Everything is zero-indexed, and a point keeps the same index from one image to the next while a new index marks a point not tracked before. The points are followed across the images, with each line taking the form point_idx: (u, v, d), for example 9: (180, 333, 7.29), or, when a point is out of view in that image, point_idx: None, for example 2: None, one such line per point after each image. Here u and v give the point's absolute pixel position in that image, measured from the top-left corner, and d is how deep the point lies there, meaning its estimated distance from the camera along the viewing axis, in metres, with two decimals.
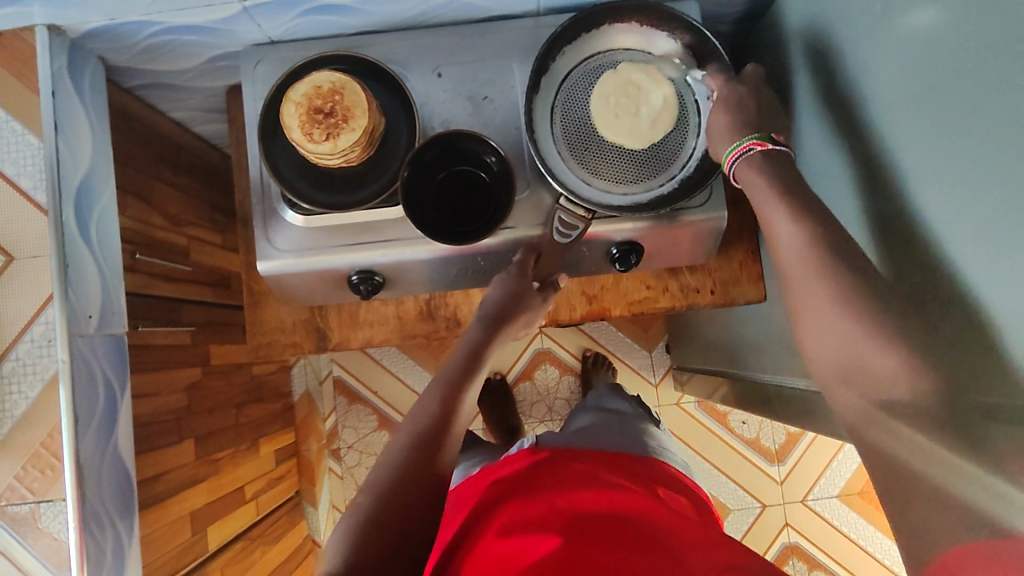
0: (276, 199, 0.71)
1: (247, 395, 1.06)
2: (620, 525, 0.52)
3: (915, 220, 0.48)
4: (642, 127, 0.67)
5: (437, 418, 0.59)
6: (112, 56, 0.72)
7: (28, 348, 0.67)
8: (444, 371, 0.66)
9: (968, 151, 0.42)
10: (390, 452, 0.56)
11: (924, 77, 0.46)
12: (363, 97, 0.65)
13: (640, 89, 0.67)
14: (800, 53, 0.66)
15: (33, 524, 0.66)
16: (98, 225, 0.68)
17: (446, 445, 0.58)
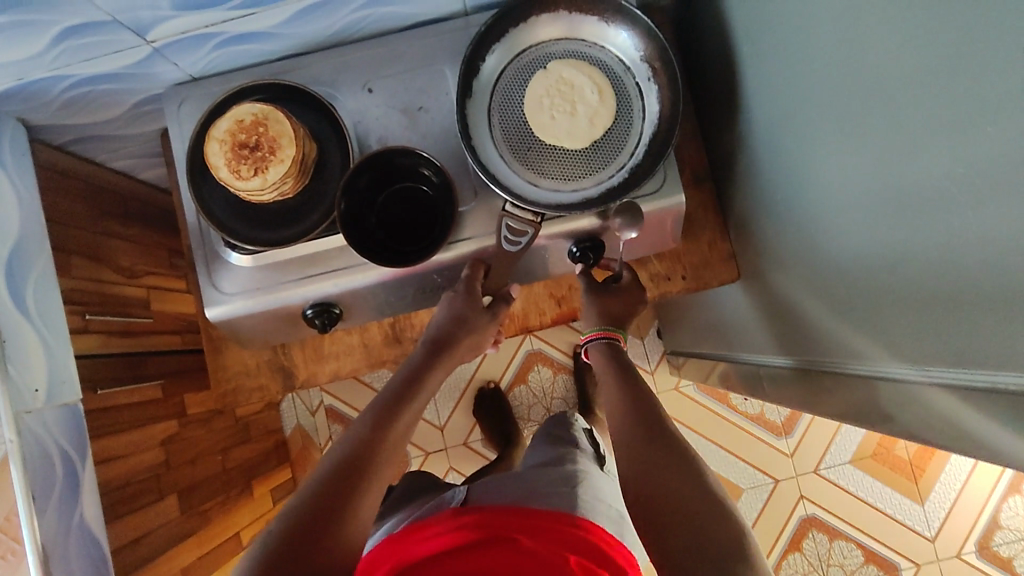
0: (217, 242, 0.68)
1: (233, 438, 1.04)
2: None
3: (895, 180, 0.44)
4: (582, 124, 0.65)
5: (366, 439, 0.57)
6: (30, 116, 0.69)
7: None
8: (375, 400, 0.63)
9: (938, 98, 0.38)
10: (312, 474, 0.54)
11: (876, 26, 0.42)
12: (288, 125, 0.62)
13: (574, 84, 0.65)
14: (740, 19, 0.63)
15: None
16: (35, 294, 0.66)
17: (374, 464, 0.56)
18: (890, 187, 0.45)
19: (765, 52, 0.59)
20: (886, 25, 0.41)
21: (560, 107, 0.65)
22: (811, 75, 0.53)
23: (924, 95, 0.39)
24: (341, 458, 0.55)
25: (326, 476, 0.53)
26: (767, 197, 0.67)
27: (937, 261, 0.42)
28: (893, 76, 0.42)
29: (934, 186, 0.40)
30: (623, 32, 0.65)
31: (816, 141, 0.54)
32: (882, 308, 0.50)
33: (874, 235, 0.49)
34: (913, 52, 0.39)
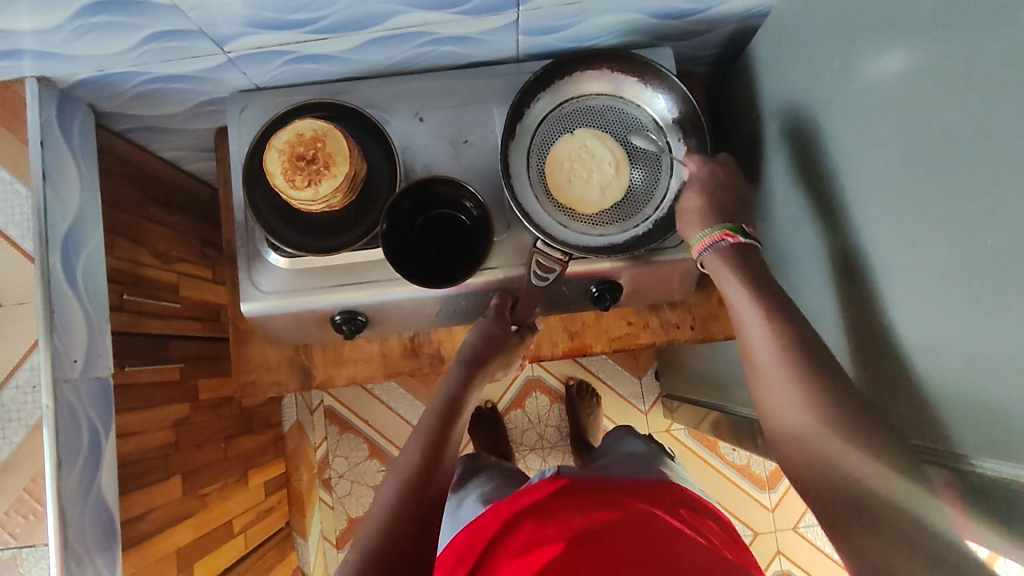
0: (260, 242, 0.72)
1: (237, 427, 1.07)
2: (633, 530, 0.59)
3: (917, 267, 0.49)
4: (592, 194, 0.69)
5: (426, 456, 0.61)
6: (101, 103, 0.73)
7: (14, 393, 0.67)
8: (426, 416, 0.66)
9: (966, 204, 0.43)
10: (384, 494, 0.57)
11: (916, 129, 0.47)
12: (344, 143, 0.66)
13: (592, 155, 0.70)
14: (775, 98, 0.68)
15: (14, 569, 0.66)
16: (85, 270, 0.69)
17: (438, 481, 0.59)
18: (910, 272, 0.50)
19: (797, 132, 0.64)
20: (921, 130, 0.46)
21: (582, 168, 0.70)
22: (839, 161, 0.58)
23: (954, 199, 0.44)
24: (413, 473, 0.59)
25: (404, 493, 0.57)
26: (785, 262, 0.71)
27: (950, 346, 0.46)
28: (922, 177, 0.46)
29: (954, 280, 0.45)
30: (661, 96, 0.70)
31: (835, 223, 0.59)
32: (885, 380, 0.55)
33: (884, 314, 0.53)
34: (947, 158, 0.44)
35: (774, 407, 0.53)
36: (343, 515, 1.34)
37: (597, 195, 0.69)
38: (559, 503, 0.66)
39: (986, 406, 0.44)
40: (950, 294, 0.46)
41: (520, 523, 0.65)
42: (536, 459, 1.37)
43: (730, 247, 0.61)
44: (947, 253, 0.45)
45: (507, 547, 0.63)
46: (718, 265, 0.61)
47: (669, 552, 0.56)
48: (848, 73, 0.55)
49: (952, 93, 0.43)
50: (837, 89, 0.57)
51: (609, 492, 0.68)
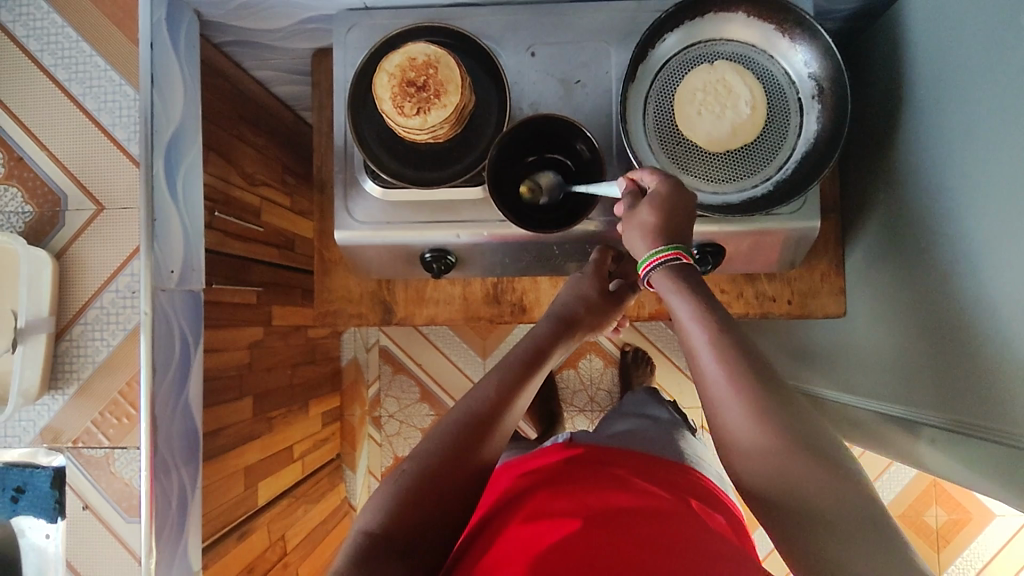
0: (357, 168, 0.70)
1: (303, 356, 1.07)
2: (657, 517, 0.56)
3: None
4: (722, 132, 0.65)
5: (493, 401, 0.59)
6: (207, 10, 0.71)
7: (113, 298, 0.81)
8: (505, 360, 0.64)
9: None
10: (438, 426, 0.57)
11: None
12: (457, 72, 0.63)
13: (730, 89, 0.65)
14: (925, 61, 0.62)
15: (107, 468, 0.81)
16: (184, 181, 0.68)
17: (496, 430, 0.58)
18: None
19: (947, 100, 0.59)
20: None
21: (716, 101, 0.65)
22: (998, 133, 0.53)
23: None
24: (478, 416, 0.57)
25: (455, 432, 0.56)
26: (905, 242, 0.67)
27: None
28: None
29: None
30: (799, 48, 0.65)
31: (986, 201, 0.54)
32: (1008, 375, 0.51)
33: None
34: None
35: (710, 400, 0.47)
36: (389, 453, 1.33)
37: (716, 148, 0.65)
38: (583, 480, 0.64)
39: None
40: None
41: (540, 488, 0.63)
42: (584, 421, 1.36)
43: (672, 271, 0.54)
44: None
45: (518, 509, 0.61)
46: (664, 287, 0.54)
47: (709, 546, 0.53)
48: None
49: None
50: (1012, 52, 0.51)
51: (633, 479, 0.65)
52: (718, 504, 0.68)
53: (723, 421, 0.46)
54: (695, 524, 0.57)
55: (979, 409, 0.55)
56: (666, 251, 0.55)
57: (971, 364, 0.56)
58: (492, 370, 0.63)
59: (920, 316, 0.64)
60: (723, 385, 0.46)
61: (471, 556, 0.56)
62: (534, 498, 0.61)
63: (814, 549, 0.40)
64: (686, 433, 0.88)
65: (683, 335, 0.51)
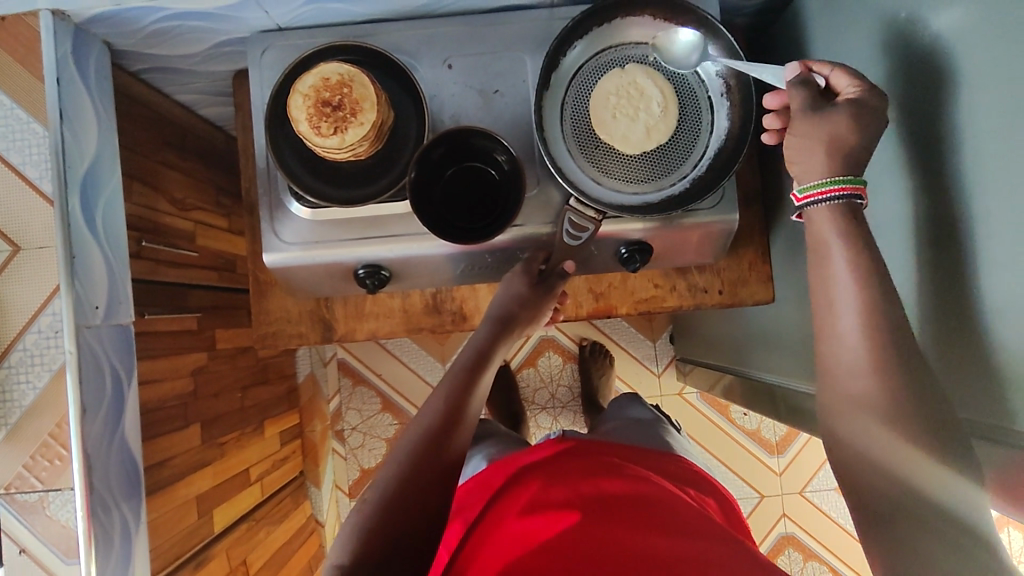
0: (282, 190, 0.70)
1: (253, 377, 1.07)
2: (649, 506, 0.57)
3: (959, 231, 0.47)
4: (637, 134, 0.66)
5: (449, 406, 0.61)
6: (117, 40, 0.70)
7: None
8: (453, 369, 0.66)
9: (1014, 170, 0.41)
10: (404, 438, 0.58)
11: (977, 89, 0.44)
12: (372, 90, 0.64)
13: (642, 91, 0.67)
14: (829, 52, 0.65)
15: None
16: (104, 214, 0.68)
17: (459, 431, 0.59)
18: (957, 233, 0.48)
19: None
20: (979, 81, 0.44)
21: (630, 104, 0.67)
22: (897, 119, 0.55)
23: (1007, 168, 0.42)
24: (439, 433, 0.58)
25: (423, 439, 0.57)
26: None
27: (995, 315, 0.44)
28: (983, 140, 0.44)
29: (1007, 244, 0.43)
30: None
31: (889, 183, 0.57)
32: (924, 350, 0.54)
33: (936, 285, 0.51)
34: (1007, 110, 0.41)
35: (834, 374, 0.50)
36: (355, 466, 1.34)
37: (631, 150, 0.67)
38: (565, 470, 0.64)
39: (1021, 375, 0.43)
40: (1003, 260, 0.43)
41: (524, 483, 0.64)
42: (547, 418, 1.36)
43: (846, 212, 0.52)
44: (992, 223, 0.44)
45: (510, 502, 0.61)
46: (826, 242, 0.53)
47: (696, 526, 0.55)
48: (911, 24, 0.52)
49: (1011, 38, 0.40)
50: (898, 42, 0.53)
51: (623, 467, 0.66)
52: (705, 489, 0.70)
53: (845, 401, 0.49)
54: (676, 509, 0.58)
55: None
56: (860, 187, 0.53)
57: None
58: (443, 377, 0.65)
59: None
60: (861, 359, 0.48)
61: (468, 562, 0.57)
62: (526, 490, 0.62)
63: (895, 541, 0.42)
64: (669, 429, 0.88)
65: (825, 299, 0.52)
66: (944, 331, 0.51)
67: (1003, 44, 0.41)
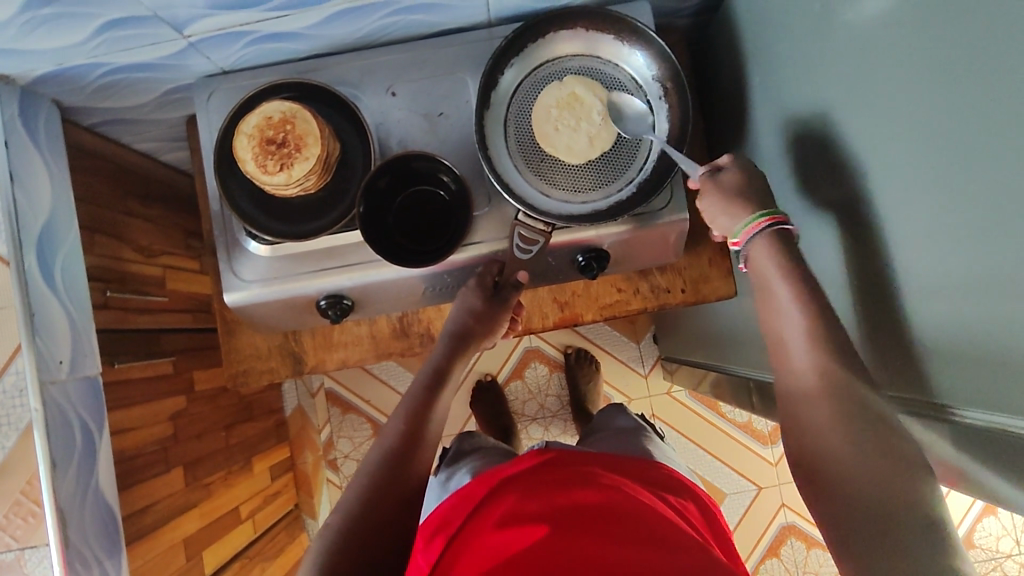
0: (238, 230, 0.71)
1: (237, 415, 1.07)
2: (626, 515, 0.55)
3: (896, 212, 0.48)
4: (580, 143, 0.68)
5: (413, 425, 0.62)
6: (66, 98, 0.71)
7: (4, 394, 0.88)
8: (413, 390, 0.67)
9: (940, 147, 0.42)
10: (368, 459, 0.58)
11: (896, 71, 0.45)
12: (315, 124, 0.65)
13: (582, 102, 0.68)
14: (763, 47, 0.66)
15: None
16: (63, 270, 0.69)
17: (421, 451, 0.60)
18: (894, 220, 0.49)
19: (788, 80, 0.62)
20: (898, 71, 0.45)
21: (570, 116, 0.68)
22: (827, 108, 0.56)
23: (933, 146, 0.43)
24: (399, 458, 0.58)
25: (386, 460, 0.58)
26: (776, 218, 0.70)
27: (936, 292, 0.45)
28: (907, 121, 0.45)
29: (938, 229, 0.43)
30: (638, 53, 0.69)
31: (827, 170, 0.58)
32: (878, 331, 0.54)
33: (879, 268, 0.52)
34: (928, 98, 0.42)
35: (789, 379, 0.53)
36: None
37: (576, 160, 0.68)
38: (535, 481, 0.61)
39: (969, 347, 0.43)
40: (937, 244, 0.44)
41: (499, 492, 0.61)
42: (539, 428, 1.36)
43: (777, 238, 0.58)
44: (924, 202, 0.44)
45: (484, 516, 0.59)
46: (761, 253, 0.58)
47: (666, 532, 0.53)
48: (829, 15, 0.53)
49: (924, 28, 0.41)
50: (820, 34, 0.54)
51: (600, 471, 0.63)
52: (684, 490, 0.68)
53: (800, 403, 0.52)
54: (652, 516, 0.56)
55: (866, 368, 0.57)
56: (777, 215, 0.58)
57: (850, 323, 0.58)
58: (405, 398, 0.66)
59: None
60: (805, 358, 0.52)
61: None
62: (499, 502, 0.59)
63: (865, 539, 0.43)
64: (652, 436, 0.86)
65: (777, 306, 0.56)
66: (892, 313, 0.51)
67: (917, 29, 0.42)
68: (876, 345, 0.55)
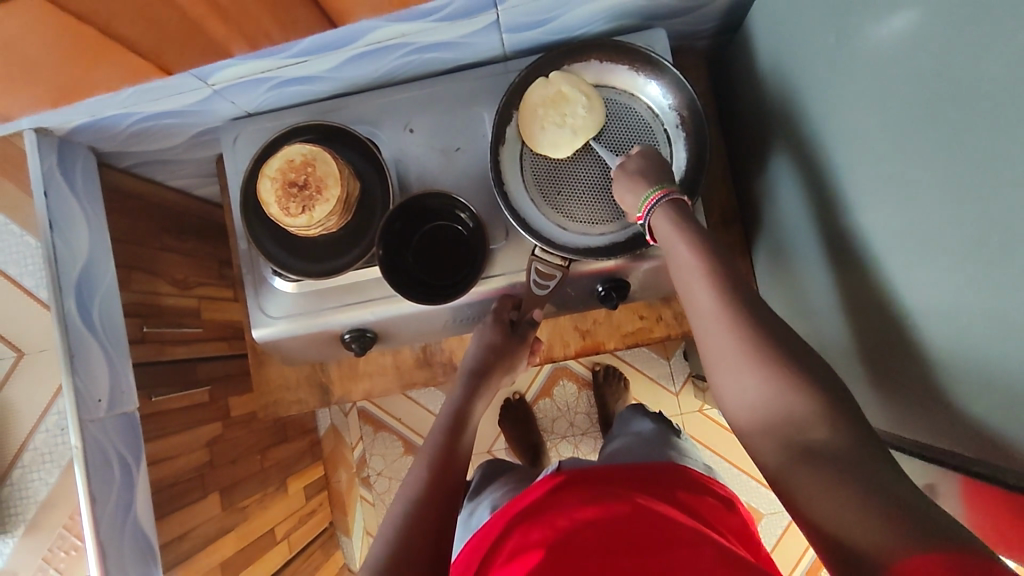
0: (264, 269, 0.73)
1: (272, 438, 1.10)
2: (640, 525, 0.54)
3: (921, 251, 0.46)
4: (564, 137, 0.66)
5: (434, 467, 0.63)
6: (101, 145, 0.74)
7: None
8: (434, 429, 0.68)
9: (962, 187, 0.40)
10: (395, 507, 0.59)
11: (917, 108, 0.44)
12: (334, 166, 0.66)
13: (568, 97, 0.66)
14: (784, 73, 0.64)
15: None
16: (99, 311, 0.72)
17: (445, 489, 0.61)
18: (915, 260, 0.47)
19: (809, 108, 0.61)
20: (917, 109, 0.43)
21: (555, 111, 0.67)
22: (848, 141, 0.54)
23: (954, 188, 0.41)
24: (418, 493, 0.60)
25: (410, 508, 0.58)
26: (802, 245, 0.68)
27: (968, 336, 0.43)
28: (927, 161, 0.43)
29: (963, 273, 0.42)
30: (654, 83, 0.68)
31: (849, 203, 0.56)
32: (906, 370, 0.52)
33: (904, 307, 0.50)
34: (948, 139, 0.41)
35: (719, 366, 0.50)
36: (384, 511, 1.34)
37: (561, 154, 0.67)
38: (547, 505, 0.61)
39: (1001, 396, 0.41)
40: (964, 286, 0.42)
41: (518, 523, 0.61)
42: (568, 446, 1.35)
43: (674, 208, 0.58)
44: (950, 243, 0.43)
45: (506, 549, 0.59)
46: (666, 225, 0.57)
47: (685, 538, 0.53)
48: (848, 47, 0.51)
49: (945, 71, 0.40)
50: (840, 65, 0.53)
51: (614, 484, 0.63)
52: (707, 489, 0.67)
53: (731, 379, 0.49)
54: (670, 523, 0.55)
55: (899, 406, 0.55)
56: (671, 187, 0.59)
57: (880, 358, 0.57)
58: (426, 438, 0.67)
59: (828, 316, 0.65)
60: (722, 329, 0.50)
61: None
62: (518, 533, 0.59)
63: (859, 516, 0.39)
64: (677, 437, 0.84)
65: (686, 275, 0.54)
66: (921, 353, 0.49)
67: (937, 68, 0.41)
68: (903, 380, 0.53)
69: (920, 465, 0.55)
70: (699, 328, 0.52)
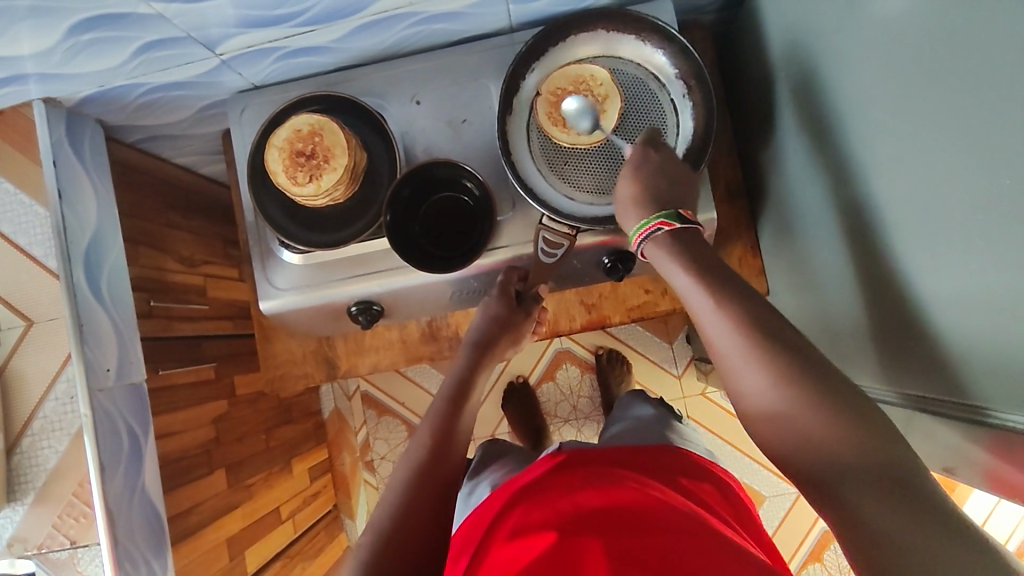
0: (272, 240, 0.73)
1: (277, 418, 1.10)
2: (641, 507, 0.54)
3: (926, 208, 0.47)
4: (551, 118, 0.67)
5: (433, 447, 0.62)
6: (107, 117, 0.75)
7: None
8: (435, 408, 0.67)
9: (965, 139, 0.41)
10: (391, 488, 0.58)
11: (923, 62, 0.44)
12: (342, 135, 0.66)
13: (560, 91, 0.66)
14: (791, 40, 0.64)
15: None
16: (108, 281, 0.73)
17: (444, 471, 0.60)
18: (922, 217, 0.48)
19: (815, 74, 0.61)
20: (923, 64, 0.44)
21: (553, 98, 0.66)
22: (855, 104, 0.55)
23: (960, 140, 0.41)
24: (416, 472, 0.59)
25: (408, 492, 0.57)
26: (806, 214, 0.69)
27: (973, 290, 0.44)
28: (932, 115, 0.44)
29: (967, 226, 0.43)
30: (660, 52, 0.68)
31: (856, 166, 0.56)
32: (911, 331, 0.53)
33: (910, 267, 0.51)
34: (954, 91, 0.41)
35: (735, 384, 0.51)
36: None
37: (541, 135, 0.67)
38: (547, 482, 0.61)
39: (1004, 347, 0.42)
40: (969, 239, 0.43)
41: (516, 501, 0.60)
42: (571, 430, 1.35)
43: (669, 239, 0.58)
44: (954, 197, 0.43)
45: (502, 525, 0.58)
46: (659, 252, 0.59)
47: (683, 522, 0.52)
48: (856, 8, 0.51)
49: (951, 22, 0.40)
50: (846, 27, 0.53)
51: (614, 467, 0.62)
52: (708, 475, 0.66)
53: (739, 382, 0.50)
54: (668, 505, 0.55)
55: (905, 368, 0.56)
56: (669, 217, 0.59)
57: (886, 321, 0.57)
58: (425, 418, 0.66)
59: (834, 284, 0.66)
60: (726, 339, 0.51)
61: None
62: (516, 511, 0.58)
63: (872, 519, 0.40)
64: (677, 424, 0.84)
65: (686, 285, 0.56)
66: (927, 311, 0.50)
67: (943, 20, 0.41)
68: (909, 340, 0.54)
69: (926, 426, 0.55)
70: (726, 367, 0.52)
